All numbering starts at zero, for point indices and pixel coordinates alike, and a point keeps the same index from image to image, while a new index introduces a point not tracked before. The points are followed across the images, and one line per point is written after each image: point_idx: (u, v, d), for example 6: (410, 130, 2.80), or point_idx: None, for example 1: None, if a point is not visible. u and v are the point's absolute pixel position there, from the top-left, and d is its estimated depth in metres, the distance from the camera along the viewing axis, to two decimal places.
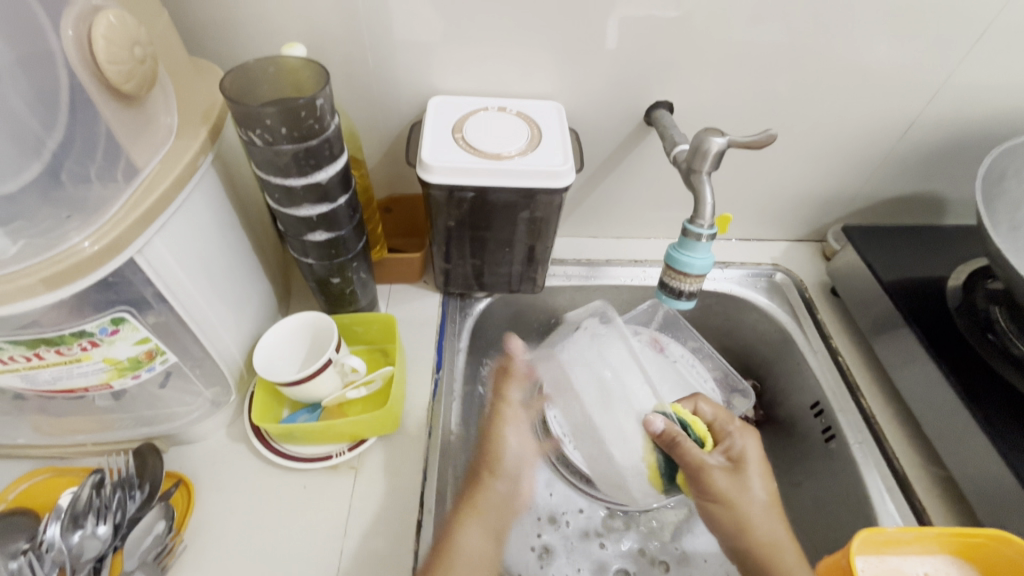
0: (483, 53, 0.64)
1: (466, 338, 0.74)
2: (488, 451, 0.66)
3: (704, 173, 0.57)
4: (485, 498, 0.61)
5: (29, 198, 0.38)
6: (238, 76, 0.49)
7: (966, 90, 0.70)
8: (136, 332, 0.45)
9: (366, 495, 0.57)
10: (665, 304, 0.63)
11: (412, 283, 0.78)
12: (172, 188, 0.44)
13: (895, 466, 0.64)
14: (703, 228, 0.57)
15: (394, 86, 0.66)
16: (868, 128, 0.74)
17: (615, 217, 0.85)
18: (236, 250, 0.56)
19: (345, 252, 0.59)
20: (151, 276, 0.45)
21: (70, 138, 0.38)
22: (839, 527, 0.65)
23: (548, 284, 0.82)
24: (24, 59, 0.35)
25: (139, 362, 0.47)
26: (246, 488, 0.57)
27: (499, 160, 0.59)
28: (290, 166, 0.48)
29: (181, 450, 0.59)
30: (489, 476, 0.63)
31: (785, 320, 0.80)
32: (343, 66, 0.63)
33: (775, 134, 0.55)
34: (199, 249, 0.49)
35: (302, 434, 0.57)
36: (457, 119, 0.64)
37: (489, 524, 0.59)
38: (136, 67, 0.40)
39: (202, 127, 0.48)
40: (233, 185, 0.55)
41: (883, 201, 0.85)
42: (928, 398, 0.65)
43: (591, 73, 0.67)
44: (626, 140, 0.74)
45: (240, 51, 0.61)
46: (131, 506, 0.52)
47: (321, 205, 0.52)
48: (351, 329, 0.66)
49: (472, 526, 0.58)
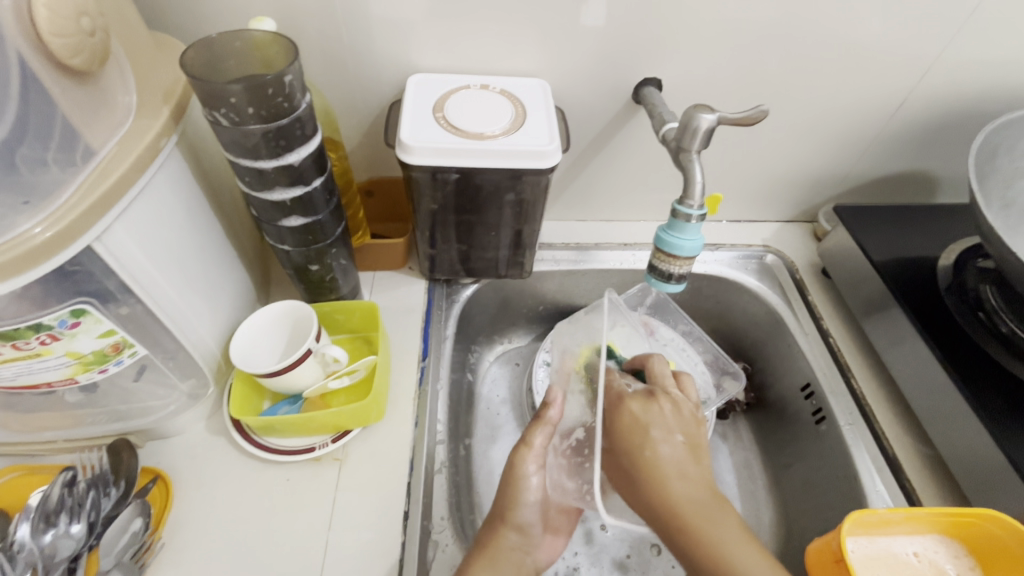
0: (464, 29, 0.62)
1: (452, 325, 0.73)
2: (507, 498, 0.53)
3: (693, 152, 0.55)
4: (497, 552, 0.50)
5: None
6: (201, 51, 0.45)
7: (960, 65, 0.68)
8: (99, 324, 0.42)
9: (351, 487, 0.56)
10: (655, 287, 0.61)
11: (396, 270, 0.76)
12: (132, 170, 0.42)
13: (884, 446, 0.64)
14: (693, 209, 0.55)
15: (372, 66, 0.63)
16: (860, 105, 0.72)
17: (604, 199, 0.83)
18: (207, 236, 0.53)
19: (323, 238, 0.56)
20: (113, 265, 0.42)
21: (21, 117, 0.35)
22: (829, 508, 0.65)
23: (536, 268, 0.81)
24: None
25: (106, 355, 0.45)
26: (228, 482, 0.56)
27: (482, 140, 0.57)
28: (259, 148, 0.46)
29: (158, 446, 0.58)
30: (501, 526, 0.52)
31: (776, 301, 0.79)
32: (317, 43, 0.61)
33: (766, 110, 0.53)
34: (166, 235, 0.47)
35: (283, 427, 0.55)
36: (437, 98, 0.61)
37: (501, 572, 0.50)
38: (85, 41, 0.37)
39: (164, 106, 0.46)
40: (202, 169, 0.53)
41: (874, 180, 0.83)
42: (918, 379, 0.65)
43: (577, 52, 0.65)
44: (614, 120, 0.72)
45: (206, 27, 0.58)
46: (105, 504, 0.50)
47: (295, 188, 0.50)
48: (333, 318, 0.64)
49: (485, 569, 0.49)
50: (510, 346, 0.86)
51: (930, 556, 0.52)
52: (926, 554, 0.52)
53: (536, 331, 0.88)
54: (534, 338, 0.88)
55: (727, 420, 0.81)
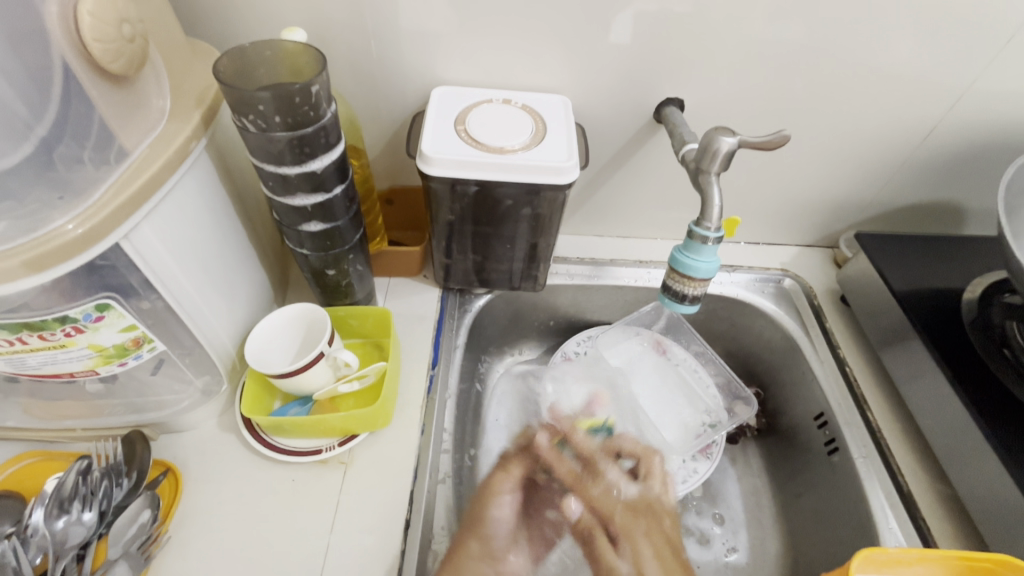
0: (488, 43, 0.63)
1: (464, 334, 0.73)
2: (480, 510, 0.59)
3: (712, 174, 0.55)
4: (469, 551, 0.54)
5: (22, 177, 0.37)
6: (234, 59, 0.47)
7: (991, 96, 0.67)
8: (122, 319, 0.43)
9: (356, 491, 0.56)
10: (668, 308, 0.61)
11: (411, 277, 0.76)
12: (162, 171, 0.43)
13: (899, 482, 0.62)
14: (710, 231, 0.54)
15: (397, 77, 0.65)
16: (884, 132, 0.71)
17: (621, 216, 0.83)
18: (230, 237, 0.55)
19: (341, 243, 0.57)
20: (138, 262, 0.43)
21: (59, 117, 0.37)
22: (839, 542, 0.64)
23: (550, 282, 0.81)
24: (13, 35, 0.34)
25: (126, 349, 0.46)
26: (235, 478, 0.57)
27: (501, 154, 0.58)
28: (284, 154, 0.47)
29: (171, 439, 0.59)
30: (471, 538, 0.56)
31: (791, 326, 0.78)
32: (345, 53, 0.62)
33: (788, 135, 0.53)
34: (190, 235, 0.48)
35: (292, 428, 0.56)
36: (460, 111, 0.62)
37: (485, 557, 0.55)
38: (124, 46, 0.39)
39: (196, 110, 0.47)
40: (228, 172, 0.54)
41: (898, 208, 0.82)
42: (938, 415, 0.63)
43: (599, 69, 0.65)
44: (634, 138, 0.72)
45: (241, 36, 0.60)
46: (117, 494, 0.52)
47: (316, 194, 0.51)
48: (346, 322, 0.64)
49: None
50: (520, 358, 0.87)
51: None
52: None
53: (547, 345, 0.88)
54: (544, 351, 0.88)
55: (737, 445, 0.80)
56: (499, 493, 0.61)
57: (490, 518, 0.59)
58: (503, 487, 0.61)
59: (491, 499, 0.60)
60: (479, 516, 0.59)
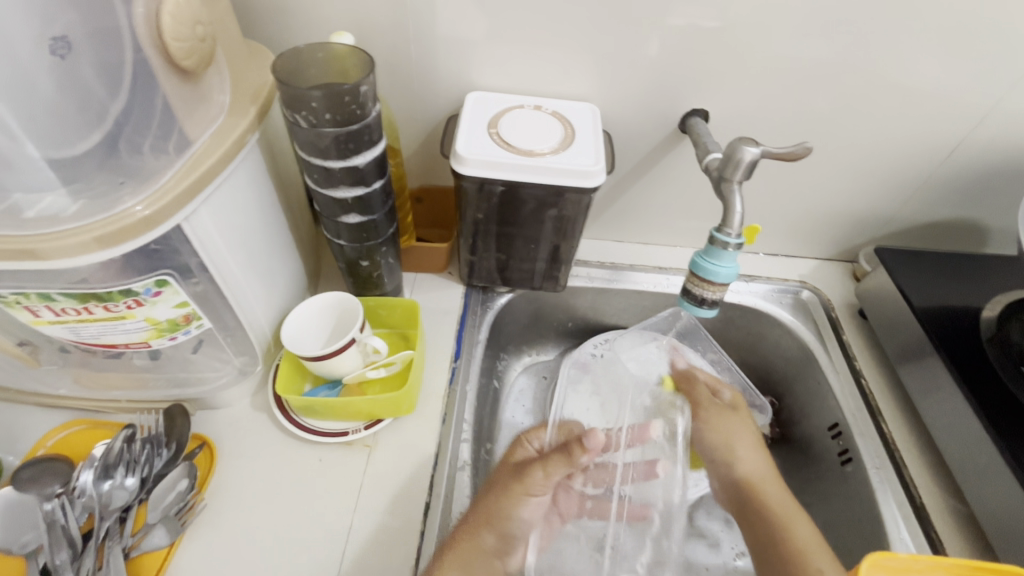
0: (522, 51, 0.66)
1: (485, 330, 0.75)
2: (505, 508, 0.57)
3: (734, 182, 0.56)
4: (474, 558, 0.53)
5: (85, 168, 0.41)
6: (288, 60, 0.51)
7: (1015, 117, 0.68)
8: (176, 296, 0.47)
9: (379, 473, 0.59)
10: (687, 311, 0.63)
11: (436, 273, 0.79)
12: (221, 161, 0.46)
13: (912, 494, 0.63)
14: (731, 237, 0.56)
15: (433, 80, 0.68)
16: (907, 149, 0.73)
17: (642, 222, 0.85)
18: (273, 226, 0.58)
19: (376, 236, 0.61)
20: (195, 243, 0.47)
21: (124, 111, 0.41)
22: (850, 551, 0.64)
23: (570, 284, 0.83)
24: (94, 33, 0.39)
25: (177, 324, 0.50)
26: (267, 454, 0.59)
27: (530, 156, 0.60)
28: (330, 149, 0.50)
29: (207, 415, 0.62)
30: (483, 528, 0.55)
31: (808, 337, 0.79)
32: (386, 57, 0.66)
33: (810, 147, 0.54)
34: (239, 221, 0.52)
35: (322, 409, 0.59)
36: (493, 115, 0.65)
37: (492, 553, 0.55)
38: (196, 45, 0.43)
39: (251, 106, 0.50)
40: (275, 165, 0.58)
41: (919, 225, 0.83)
42: (953, 429, 0.64)
43: (627, 79, 0.68)
44: (658, 147, 0.74)
45: (290, 38, 0.64)
46: (157, 462, 0.55)
47: (357, 188, 0.54)
48: (376, 312, 0.67)
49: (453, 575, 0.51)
50: (538, 358, 0.89)
51: None
52: None
53: (563, 346, 0.91)
54: (561, 352, 0.91)
55: None
56: (528, 489, 0.58)
57: (514, 519, 0.57)
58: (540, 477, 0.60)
59: (517, 505, 0.57)
60: (501, 513, 0.56)
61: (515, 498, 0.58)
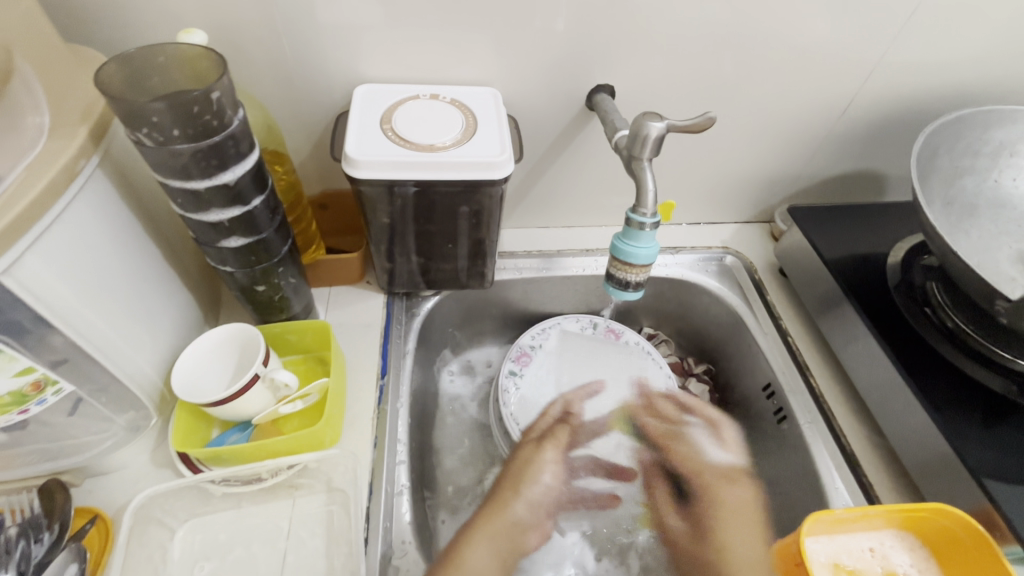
0: (410, 35, 0.60)
1: (413, 339, 0.71)
2: (518, 478, 0.65)
3: (644, 160, 0.54)
4: (499, 521, 0.61)
5: None
6: (120, 65, 0.42)
7: (901, 68, 0.71)
8: (14, 363, 0.39)
9: (309, 513, 0.54)
10: (613, 296, 0.61)
11: (352, 284, 0.73)
12: (47, 197, 0.38)
13: (842, 443, 0.65)
14: (646, 217, 0.55)
15: (316, 75, 0.61)
16: (808, 109, 0.74)
17: (566, 206, 0.82)
18: (140, 261, 0.50)
19: (268, 257, 0.54)
20: (26, 297, 0.39)
21: None
22: (793, 505, 0.66)
23: (498, 278, 0.80)
24: None
25: (26, 395, 0.42)
26: (175, 513, 0.53)
27: (433, 151, 0.56)
28: (190, 168, 0.43)
29: (97, 484, 0.54)
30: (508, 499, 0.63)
31: (736, 303, 0.80)
32: (256, 54, 0.58)
33: (714, 116, 0.53)
34: (89, 263, 0.44)
35: (232, 457, 0.52)
36: (385, 110, 0.59)
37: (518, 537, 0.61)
38: None
39: (82, 124, 0.42)
40: (133, 192, 0.50)
41: (826, 181, 0.85)
42: (870, 374, 0.66)
43: (525, 58, 0.64)
44: (569, 127, 0.71)
45: (135, 39, 0.55)
46: (36, 550, 0.47)
47: (233, 208, 0.48)
48: (284, 339, 0.62)
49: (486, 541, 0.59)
50: (477, 355, 0.85)
51: (887, 551, 0.53)
52: (882, 549, 0.53)
53: (502, 340, 0.87)
54: (500, 348, 0.87)
55: None
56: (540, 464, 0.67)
57: (529, 484, 0.65)
58: (547, 458, 0.67)
59: (535, 470, 0.66)
60: (515, 477, 0.65)
61: (529, 467, 0.66)
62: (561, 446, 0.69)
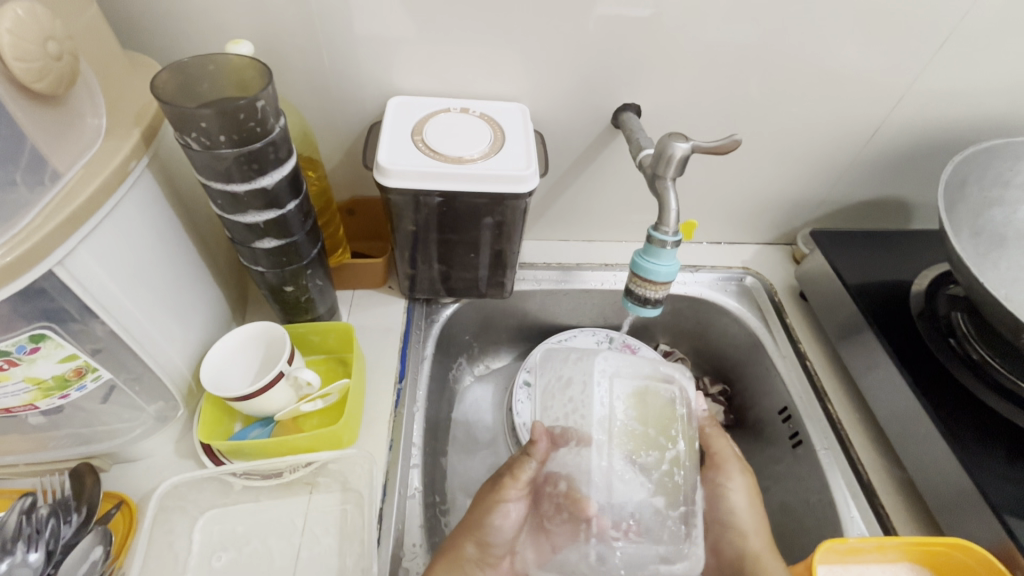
0: (443, 51, 0.62)
1: (432, 345, 0.72)
2: (479, 519, 0.55)
3: (668, 179, 0.55)
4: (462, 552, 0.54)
5: None
6: (175, 73, 0.45)
7: (930, 96, 0.70)
8: (60, 349, 0.42)
9: (324, 511, 0.55)
10: (631, 311, 0.62)
11: (375, 288, 0.75)
12: (99, 194, 0.41)
13: (859, 471, 0.64)
14: (668, 235, 0.55)
15: (353, 85, 0.64)
16: (834, 133, 0.74)
17: (586, 219, 0.83)
18: (179, 257, 0.53)
19: (298, 259, 0.56)
20: (76, 288, 0.41)
21: None
22: (806, 532, 0.65)
23: (517, 288, 0.81)
24: None
25: (67, 380, 0.44)
26: (195, 504, 0.55)
27: (461, 163, 0.57)
28: (232, 171, 0.45)
29: (123, 470, 0.56)
30: (466, 538, 0.55)
31: (754, 323, 0.80)
32: (297, 64, 0.61)
33: (739, 139, 0.53)
34: (132, 257, 0.46)
35: (253, 451, 0.54)
36: (416, 122, 0.61)
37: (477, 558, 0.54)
38: (52, 65, 0.37)
39: (135, 128, 0.45)
40: (175, 190, 0.52)
41: (850, 205, 0.85)
42: (891, 404, 0.65)
43: (556, 75, 0.65)
44: (594, 143, 0.73)
45: (186, 46, 0.58)
46: (64, 531, 0.49)
47: (269, 211, 0.50)
48: (307, 339, 0.63)
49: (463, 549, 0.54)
50: (492, 363, 0.86)
51: None
52: None
53: (517, 350, 0.88)
54: (516, 358, 0.88)
55: None
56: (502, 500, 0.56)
57: (492, 527, 0.54)
58: (507, 495, 0.55)
59: (500, 512, 0.55)
60: (478, 520, 0.55)
61: (484, 502, 0.56)
62: (518, 484, 0.56)
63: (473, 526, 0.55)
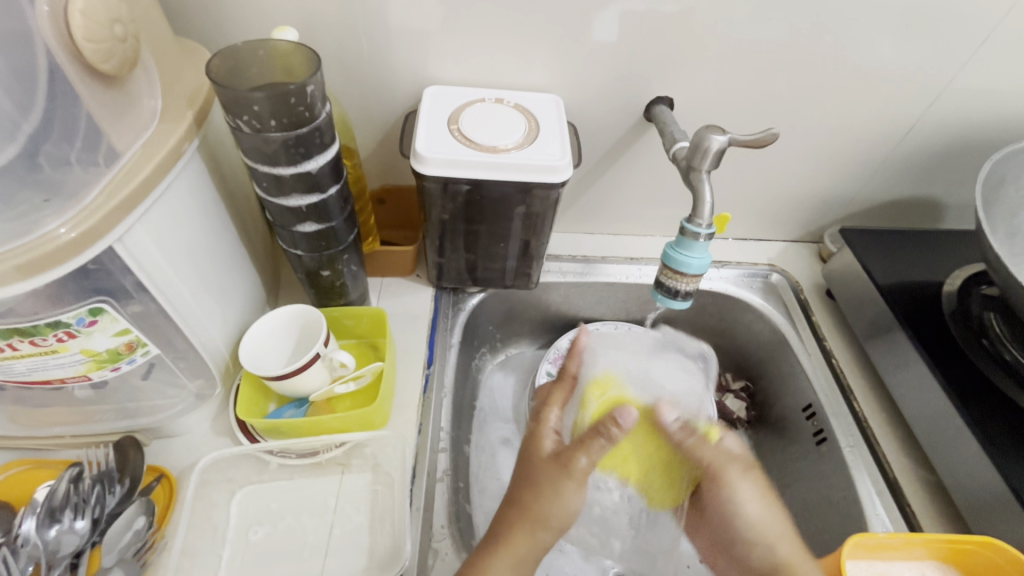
0: (479, 41, 0.63)
1: (458, 333, 0.73)
2: (552, 510, 0.52)
3: (703, 172, 0.55)
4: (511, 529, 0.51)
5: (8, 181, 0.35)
6: (226, 58, 0.46)
7: (968, 94, 0.69)
8: (115, 323, 0.43)
9: (355, 490, 0.57)
10: (660, 303, 0.62)
11: (403, 276, 0.76)
12: (153, 175, 0.42)
13: (885, 469, 0.64)
14: (701, 228, 0.56)
15: (389, 74, 0.64)
16: (867, 130, 0.73)
17: (612, 213, 0.84)
18: (222, 238, 0.54)
19: (336, 244, 0.57)
20: (132, 264, 0.43)
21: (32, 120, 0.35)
22: (830, 529, 0.65)
23: (542, 279, 0.81)
24: None
25: (119, 353, 0.46)
26: (229, 480, 0.56)
27: (495, 153, 0.58)
28: (278, 154, 0.47)
29: (163, 445, 0.58)
30: (539, 530, 0.51)
31: (779, 320, 0.80)
32: (335, 52, 0.62)
33: (776, 133, 0.54)
34: (182, 235, 0.47)
35: (288, 431, 0.55)
36: (452, 111, 0.62)
37: (536, 514, 0.52)
38: (117, 46, 0.38)
39: (188, 111, 0.46)
40: (219, 170, 0.53)
41: (880, 204, 0.84)
42: (920, 403, 0.65)
43: (590, 68, 0.66)
44: (625, 136, 0.73)
45: (230, 33, 0.59)
46: (109, 500, 0.50)
47: (312, 195, 0.51)
48: (341, 322, 0.65)
49: (536, 490, 0.53)
50: (514, 354, 0.87)
51: None
52: None
53: (539, 341, 0.88)
54: (538, 349, 0.88)
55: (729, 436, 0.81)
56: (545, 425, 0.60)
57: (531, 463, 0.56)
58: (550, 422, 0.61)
59: (558, 499, 0.53)
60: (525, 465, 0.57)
61: (537, 483, 0.54)
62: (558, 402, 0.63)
63: (527, 504, 0.53)
